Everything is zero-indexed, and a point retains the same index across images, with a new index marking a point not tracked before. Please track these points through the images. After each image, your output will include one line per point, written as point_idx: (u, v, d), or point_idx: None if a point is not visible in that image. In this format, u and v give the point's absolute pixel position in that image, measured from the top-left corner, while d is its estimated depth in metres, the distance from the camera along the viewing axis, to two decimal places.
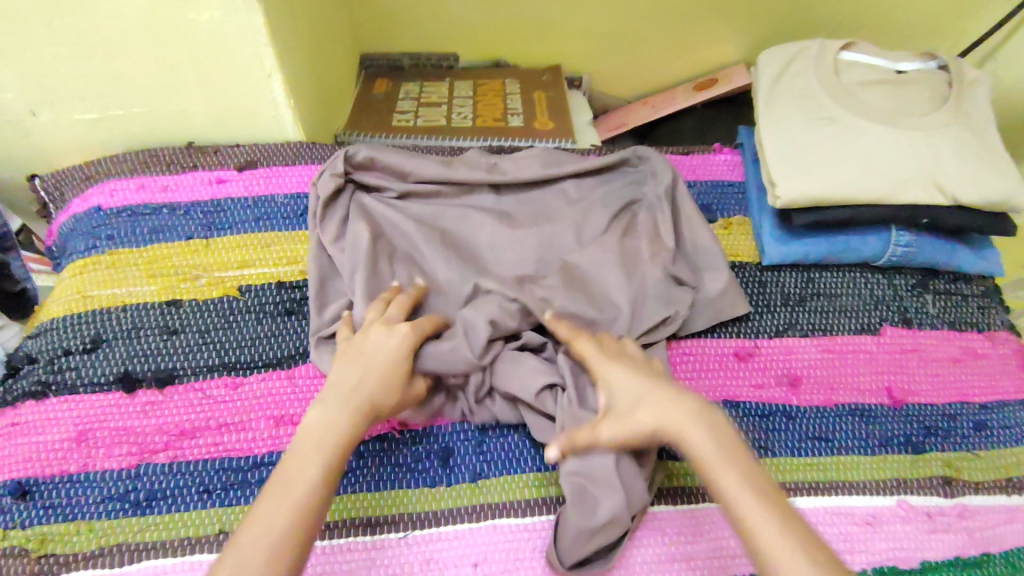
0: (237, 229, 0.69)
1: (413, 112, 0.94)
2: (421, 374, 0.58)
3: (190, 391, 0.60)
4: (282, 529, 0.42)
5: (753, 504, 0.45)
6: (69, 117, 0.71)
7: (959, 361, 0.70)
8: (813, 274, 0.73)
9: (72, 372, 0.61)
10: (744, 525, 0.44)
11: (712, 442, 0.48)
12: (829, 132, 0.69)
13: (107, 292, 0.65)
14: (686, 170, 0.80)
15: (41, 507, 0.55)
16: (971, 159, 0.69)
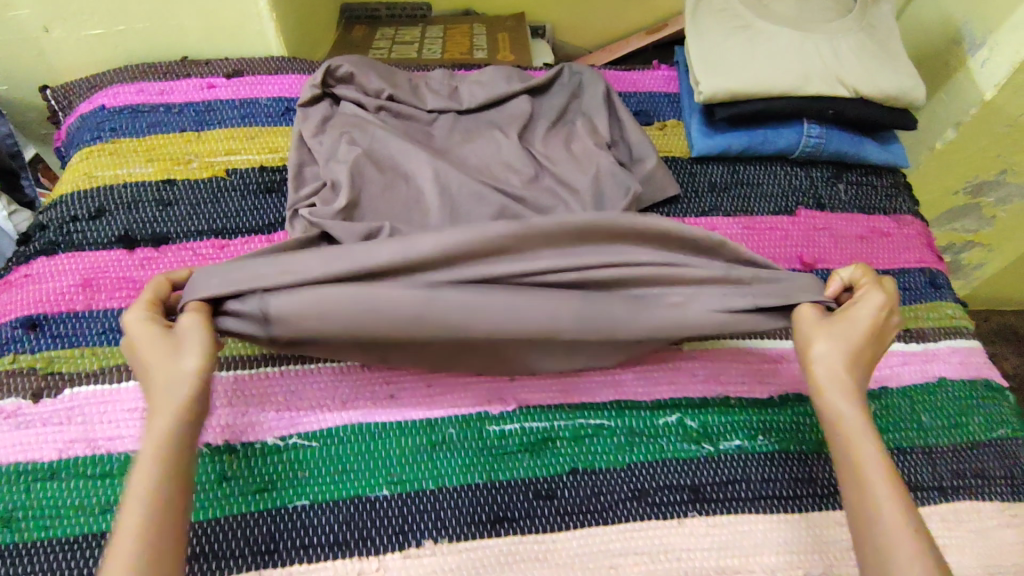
0: (226, 125, 0.78)
1: (387, 49, 1.04)
2: None
3: (182, 250, 0.69)
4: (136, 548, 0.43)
5: (887, 495, 0.49)
6: (78, 34, 0.81)
7: (866, 237, 0.79)
8: (738, 167, 0.82)
9: (78, 233, 0.69)
10: (873, 514, 0.48)
11: (863, 427, 0.53)
12: (745, 38, 0.80)
13: (110, 173, 0.74)
14: (628, 84, 0.90)
15: (49, 337, 0.63)
16: (868, 57, 0.79)
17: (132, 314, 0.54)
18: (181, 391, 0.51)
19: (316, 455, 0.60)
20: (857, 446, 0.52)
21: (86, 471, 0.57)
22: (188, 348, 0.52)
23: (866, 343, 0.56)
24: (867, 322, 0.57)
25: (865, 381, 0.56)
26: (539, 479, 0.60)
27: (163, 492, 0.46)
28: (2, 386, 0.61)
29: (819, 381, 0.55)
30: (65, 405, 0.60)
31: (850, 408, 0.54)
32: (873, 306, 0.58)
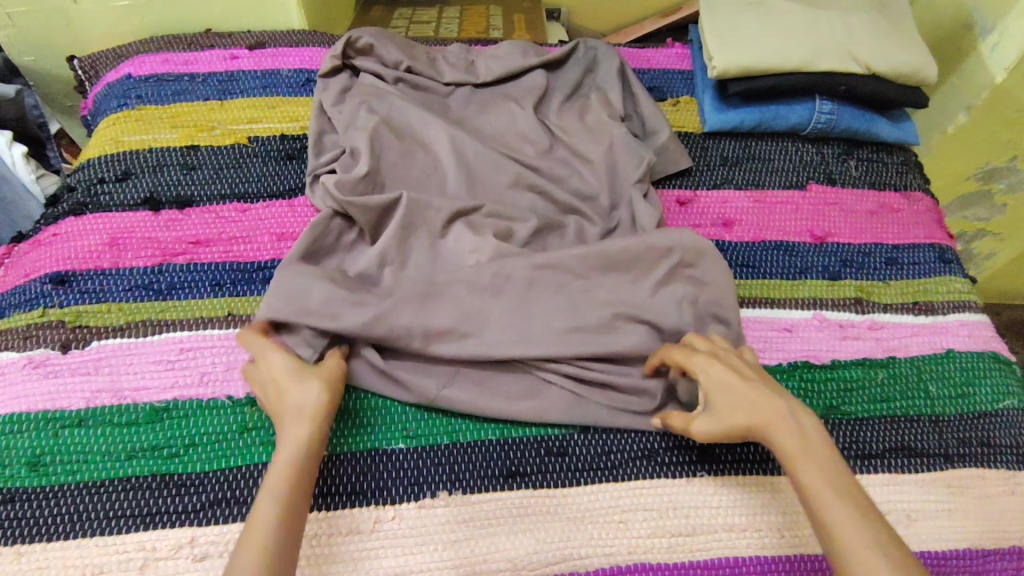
0: (248, 94, 0.80)
1: (404, 27, 1.06)
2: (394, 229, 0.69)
3: (206, 212, 0.71)
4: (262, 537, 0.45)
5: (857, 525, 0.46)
6: (105, 5, 0.83)
7: (876, 213, 0.80)
8: (750, 142, 0.83)
9: (105, 195, 0.71)
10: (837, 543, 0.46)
11: (821, 458, 0.50)
12: (759, 15, 0.82)
13: (136, 138, 0.76)
14: (642, 61, 0.91)
15: (78, 292, 0.65)
16: (879, 35, 0.81)
17: (269, 346, 0.58)
18: (308, 410, 0.53)
19: (333, 409, 0.61)
20: (806, 477, 0.49)
21: (112, 419, 0.59)
22: (328, 380, 0.56)
23: (744, 385, 0.55)
24: (724, 372, 0.56)
25: (790, 400, 0.54)
26: (551, 437, 0.61)
27: (293, 501, 0.48)
28: (31, 337, 0.63)
29: (740, 429, 0.53)
30: (92, 356, 0.62)
31: (792, 437, 0.51)
32: (706, 363, 0.57)
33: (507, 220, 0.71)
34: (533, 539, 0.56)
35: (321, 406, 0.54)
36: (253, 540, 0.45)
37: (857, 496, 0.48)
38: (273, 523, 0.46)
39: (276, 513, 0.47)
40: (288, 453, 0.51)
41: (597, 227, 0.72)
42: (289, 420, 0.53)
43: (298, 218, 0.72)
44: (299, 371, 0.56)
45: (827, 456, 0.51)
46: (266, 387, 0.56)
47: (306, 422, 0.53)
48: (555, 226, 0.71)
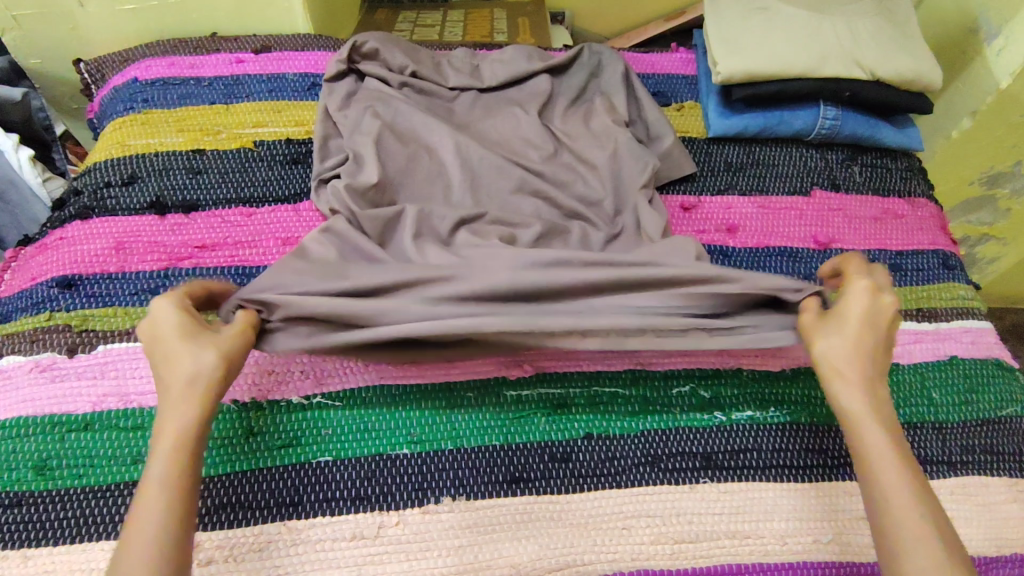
0: (253, 98, 0.80)
1: (409, 31, 1.06)
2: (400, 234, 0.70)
3: (211, 216, 0.71)
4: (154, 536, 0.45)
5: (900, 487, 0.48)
6: (110, 9, 0.83)
7: (880, 219, 0.80)
8: (754, 148, 0.83)
9: (112, 199, 0.72)
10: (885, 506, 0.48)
11: (878, 421, 0.52)
12: (764, 20, 0.82)
13: (142, 142, 0.76)
14: (647, 65, 0.91)
15: (85, 296, 0.66)
16: (884, 41, 0.81)
17: (167, 303, 0.54)
18: (195, 384, 0.51)
19: (338, 414, 0.61)
20: (864, 434, 0.52)
21: (119, 423, 0.59)
22: (224, 351, 0.53)
23: (869, 329, 0.55)
24: (862, 306, 0.56)
25: (880, 364, 0.55)
26: (555, 442, 0.61)
27: (182, 493, 0.47)
28: (38, 341, 0.63)
29: (829, 368, 0.55)
30: (98, 360, 0.62)
31: (857, 396, 0.53)
32: (866, 292, 0.57)
33: (511, 226, 0.71)
34: (536, 545, 0.56)
35: (207, 379, 0.52)
36: (137, 538, 0.45)
37: (904, 461, 0.50)
38: (164, 519, 0.46)
39: (168, 508, 0.46)
40: (171, 437, 0.49)
41: (601, 233, 0.72)
42: (176, 401, 0.51)
43: (304, 222, 0.72)
44: (191, 337, 0.53)
45: (892, 424, 0.52)
46: (157, 357, 0.53)
47: (190, 404, 0.51)
48: (560, 232, 0.72)
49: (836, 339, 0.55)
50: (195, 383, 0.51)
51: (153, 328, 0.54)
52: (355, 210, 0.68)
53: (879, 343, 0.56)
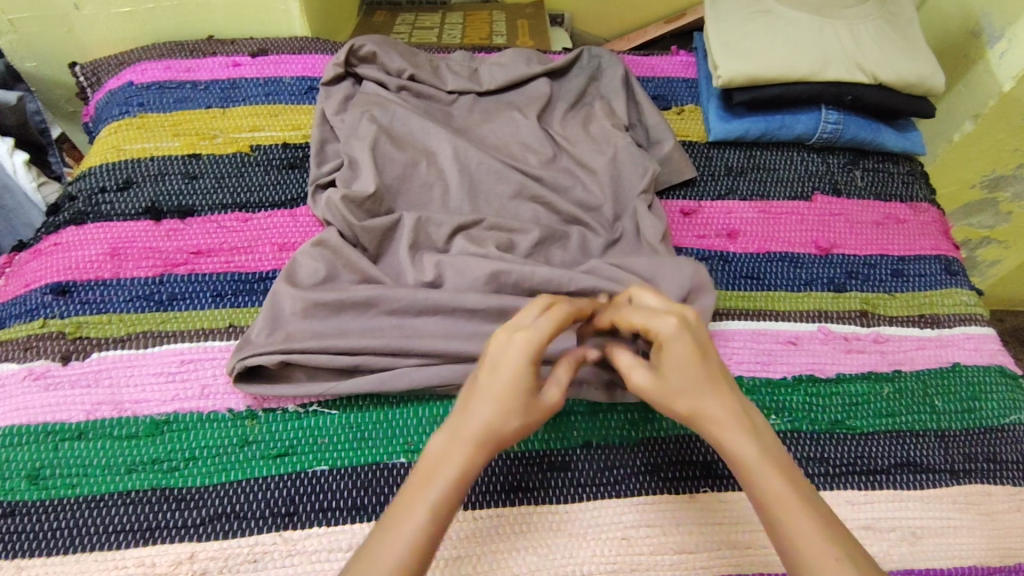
0: (250, 102, 0.80)
1: (407, 33, 1.06)
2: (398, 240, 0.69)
3: (207, 222, 0.71)
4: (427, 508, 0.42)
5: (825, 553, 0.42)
6: (107, 11, 0.83)
7: (882, 224, 0.80)
8: (755, 152, 0.83)
9: (107, 205, 0.71)
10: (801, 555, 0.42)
11: (770, 464, 0.46)
12: (765, 23, 0.81)
13: (138, 146, 0.75)
14: (646, 68, 0.91)
15: (78, 302, 0.65)
16: (887, 44, 0.80)
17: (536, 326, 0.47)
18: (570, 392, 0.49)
19: (335, 423, 0.61)
20: (762, 486, 0.45)
21: (113, 432, 0.58)
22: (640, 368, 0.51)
23: (703, 366, 0.48)
24: (682, 346, 0.48)
25: (738, 397, 0.49)
26: (554, 451, 0.61)
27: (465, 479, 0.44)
28: (31, 348, 0.62)
29: (705, 424, 0.47)
30: (92, 368, 0.62)
31: (743, 441, 0.46)
32: (675, 327, 0.49)
33: (509, 232, 0.70)
34: (536, 556, 0.55)
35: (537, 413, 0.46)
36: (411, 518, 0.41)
37: (821, 515, 0.44)
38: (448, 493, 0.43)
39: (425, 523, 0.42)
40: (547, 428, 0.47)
41: (600, 239, 0.71)
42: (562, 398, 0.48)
43: (301, 228, 0.72)
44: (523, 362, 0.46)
45: (784, 467, 0.46)
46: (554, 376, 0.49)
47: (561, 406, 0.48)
48: (559, 237, 0.71)
49: (678, 378, 0.48)
50: (490, 433, 0.44)
51: (489, 351, 0.47)
52: (352, 220, 0.67)
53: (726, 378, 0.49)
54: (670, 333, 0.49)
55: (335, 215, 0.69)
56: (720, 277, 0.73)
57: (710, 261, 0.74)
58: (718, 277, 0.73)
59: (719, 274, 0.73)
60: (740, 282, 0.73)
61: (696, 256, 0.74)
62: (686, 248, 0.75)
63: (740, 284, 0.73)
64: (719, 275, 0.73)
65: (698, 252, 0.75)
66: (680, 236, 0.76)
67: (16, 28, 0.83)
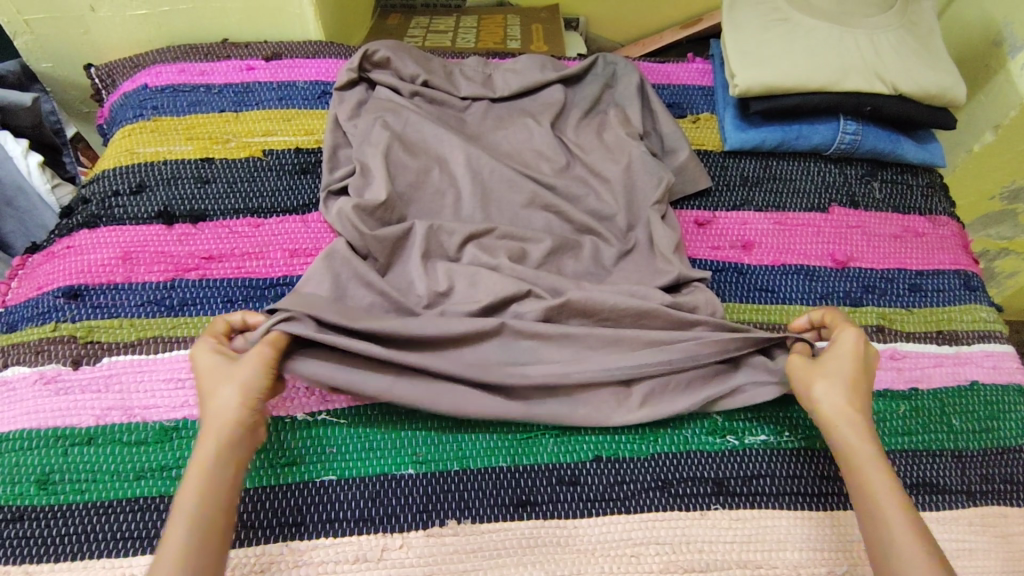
0: (263, 106, 0.80)
1: (421, 37, 1.05)
2: (409, 250, 0.69)
3: (219, 227, 0.71)
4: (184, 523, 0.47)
5: (910, 536, 0.49)
6: (122, 14, 0.83)
7: (900, 237, 0.78)
8: (770, 162, 0.82)
9: (119, 208, 0.71)
10: (885, 534, 0.49)
11: (879, 464, 0.53)
12: (783, 31, 0.80)
13: (152, 149, 0.76)
14: (662, 75, 0.90)
15: (90, 306, 0.65)
16: (908, 54, 0.79)
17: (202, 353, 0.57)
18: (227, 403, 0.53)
19: (344, 432, 0.60)
20: (868, 473, 0.53)
21: (122, 438, 0.58)
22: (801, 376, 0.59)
23: (851, 371, 0.57)
24: (852, 351, 0.58)
25: (869, 410, 0.56)
26: (563, 465, 0.60)
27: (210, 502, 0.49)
28: (43, 352, 0.62)
29: (826, 414, 0.56)
30: (103, 373, 0.62)
31: (854, 435, 0.55)
32: (857, 339, 0.58)
33: (521, 241, 0.70)
34: (542, 571, 0.55)
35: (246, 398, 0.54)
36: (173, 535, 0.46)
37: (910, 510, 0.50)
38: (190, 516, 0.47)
39: (193, 516, 0.48)
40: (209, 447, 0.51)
41: (613, 249, 0.71)
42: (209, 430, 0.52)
43: (312, 234, 0.71)
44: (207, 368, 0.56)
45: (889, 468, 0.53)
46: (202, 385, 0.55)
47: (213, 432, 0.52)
48: (571, 247, 0.71)
49: (831, 382, 0.57)
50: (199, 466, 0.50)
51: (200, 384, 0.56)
52: (364, 229, 0.67)
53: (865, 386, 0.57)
54: (844, 343, 0.59)
55: (347, 221, 0.68)
56: (734, 289, 0.72)
57: (724, 274, 0.73)
58: (731, 289, 0.72)
59: (733, 286, 0.73)
60: (755, 295, 0.72)
61: (711, 269, 0.73)
62: (701, 260, 0.74)
63: (755, 297, 0.72)
64: (734, 288, 0.72)
65: (713, 265, 0.74)
66: (695, 248, 0.75)
67: (31, 29, 0.83)
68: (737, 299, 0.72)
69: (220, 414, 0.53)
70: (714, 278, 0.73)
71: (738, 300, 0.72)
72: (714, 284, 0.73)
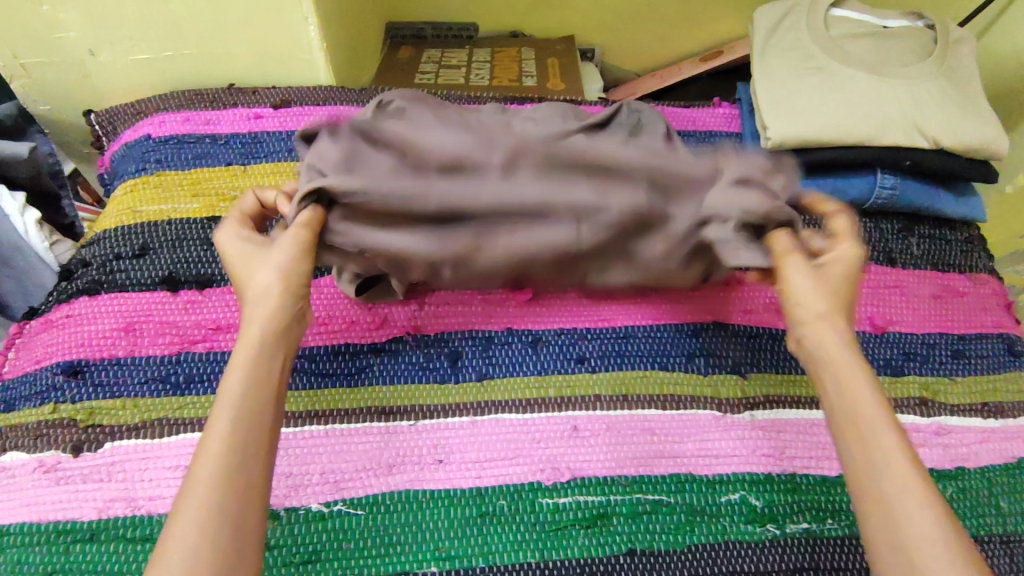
0: (273, 159, 0.76)
1: (434, 73, 1.01)
2: None
3: (227, 293, 0.67)
4: (218, 443, 0.40)
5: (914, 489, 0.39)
6: (124, 58, 0.79)
7: (939, 298, 0.75)
8: (803, 217, 0.78)
9: (121, 273, 0.67)
10: (872, 454, 0.41)
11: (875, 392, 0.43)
12: (819, 80, 0.76)
13: (155, 208, 0.72)
14: (687, 121, 0.86)
15: (90, 385, 0.61)
16: (950, 106, 0.75)
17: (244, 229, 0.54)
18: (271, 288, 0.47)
19: (362, 525, 0.57)
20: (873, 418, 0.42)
21: (126, 534, 0.55)
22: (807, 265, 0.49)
23: (831, 305, 0.47)
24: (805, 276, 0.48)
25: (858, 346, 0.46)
26: (595, 560, 0.57)
27: (253, 409, 0.42)
28: (42, 437, 0.59)
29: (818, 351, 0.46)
30: (106, 460, 0.58)
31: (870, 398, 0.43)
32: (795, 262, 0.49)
33: None
34: None
35: (279, 284, 0.48)
36: (205, 459, 0.39)
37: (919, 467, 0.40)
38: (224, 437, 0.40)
39: (226, 438, 0.40)
40: (241, 368, 0.43)
41: None
42: (250, 303, 0.47)
43: (325, 301, 0.68)
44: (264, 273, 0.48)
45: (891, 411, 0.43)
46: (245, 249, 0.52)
47: (263, 312, 0.46)
48: None
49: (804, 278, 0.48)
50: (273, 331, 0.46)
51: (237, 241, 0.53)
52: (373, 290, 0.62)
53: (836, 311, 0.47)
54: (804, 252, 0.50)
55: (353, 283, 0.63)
56: (769, 361, 0.69)
57: (759, 343, 0.70)
58: (766, 360, 0.69)
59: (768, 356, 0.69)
60: (790, 368, 0.69)
61: (746, 337, 0.70)
62: (734, 327, 0.70)
63: (791, 370, 0.69)
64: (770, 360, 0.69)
65: (747, 332, 0.70)
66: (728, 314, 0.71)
67: (28, 74, 0.79)
68: (773, 370, 0.68)
69: (260, 296, 0.47)
70: (749, 347, 0.70)
71: (775, 371, 0.68)
72: (750, 354, 0.69)
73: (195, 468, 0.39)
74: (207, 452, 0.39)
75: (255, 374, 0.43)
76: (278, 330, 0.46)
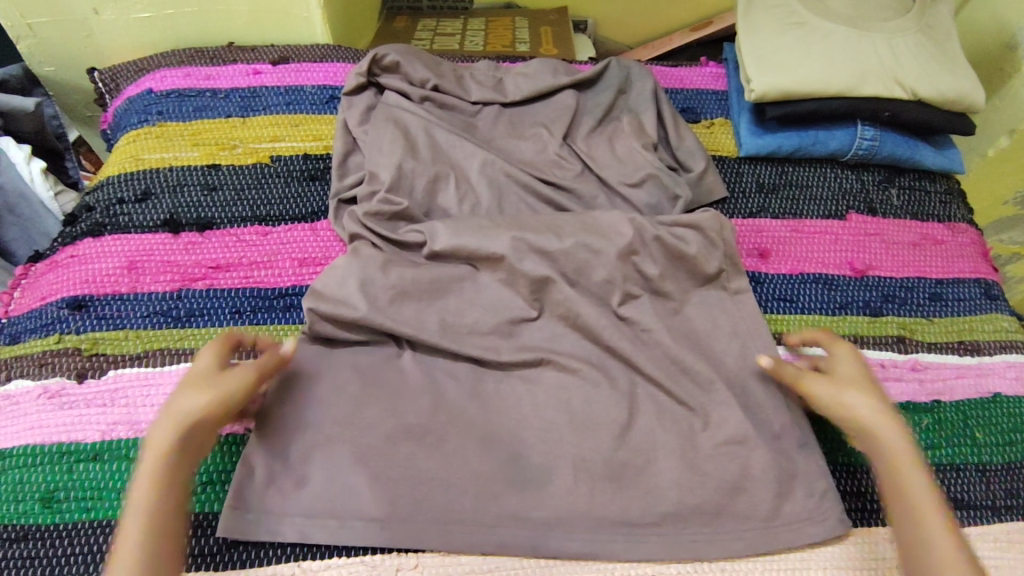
0: (271, 111, 0.78)
1: (429, 39, 1.04)
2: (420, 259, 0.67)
3: (227, 235, 0.69)
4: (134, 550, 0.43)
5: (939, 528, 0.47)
6: (127, 16, 0.81)
7: (918, 245, 0.77)
8: (785, 169, 0.80)
9: (125, 216, 0.70)
10: (925, 530, 0.48)
11: (915, 462, 0.51)
12: (800, 35, 0.78)
13: (157, 156, 0.74)
14: (674, 80, 0.88)
15: (94, 317, 0.64)
16: (928, 59, 0.77)
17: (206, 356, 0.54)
18: (182, 416, 0.49)
19: None
20: (911, 472, 0.50)
21: (130, 454, 0.56)
22: (856, 376, 0.57)
23: (866, 380, 0.56)
24: (856, 361, 0.58)
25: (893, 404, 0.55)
26: None
27: (160, 512, 0.45)
28: (47, 365, 0.61)
29: (856, 420, 0.54)
30: (109, 386, 0.60)
31: (903, 457, 0.51)
32: (848, 354, 0.59)
33: None
34: None
35: (195, 415, 0.50)
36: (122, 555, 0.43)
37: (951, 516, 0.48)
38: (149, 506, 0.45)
39: (146, 523, 0.45)
40: (147, 468, 0.47)
41: None
42: (158, 427, 0.49)
43: (320, 242, 0.70)
44: (191, 390, 0.51)
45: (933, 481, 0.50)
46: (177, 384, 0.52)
47: (172, 422, 0.49)
48: None
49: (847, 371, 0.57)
50: (166, 449, 0.48)
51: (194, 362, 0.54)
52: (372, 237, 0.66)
53: (883, 394, 0.56)
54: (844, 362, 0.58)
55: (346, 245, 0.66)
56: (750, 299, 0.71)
57: None
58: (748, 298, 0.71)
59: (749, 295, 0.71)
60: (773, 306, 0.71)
61: None
62: None
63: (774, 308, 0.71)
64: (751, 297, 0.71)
65: None
66: None
67: (33, 32, 0.82)
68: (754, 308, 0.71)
69: (179, 407, 0.50)
70: None
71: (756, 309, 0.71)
72: None
73: (117, 555, 0.44)
74: (130, 513, 0.45)
75: (161, 461, 0.47)
76: (175, 456, 0.48)
